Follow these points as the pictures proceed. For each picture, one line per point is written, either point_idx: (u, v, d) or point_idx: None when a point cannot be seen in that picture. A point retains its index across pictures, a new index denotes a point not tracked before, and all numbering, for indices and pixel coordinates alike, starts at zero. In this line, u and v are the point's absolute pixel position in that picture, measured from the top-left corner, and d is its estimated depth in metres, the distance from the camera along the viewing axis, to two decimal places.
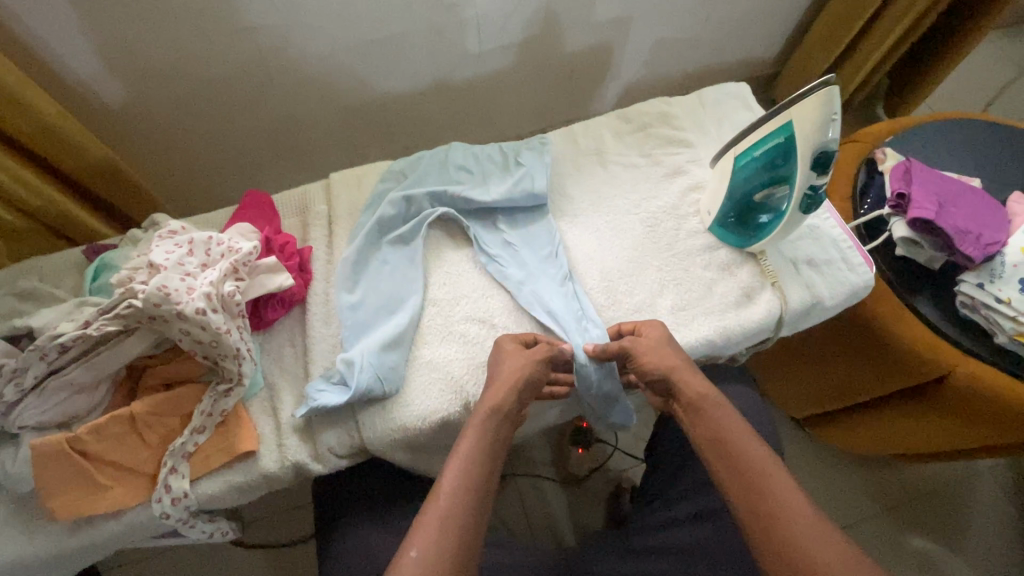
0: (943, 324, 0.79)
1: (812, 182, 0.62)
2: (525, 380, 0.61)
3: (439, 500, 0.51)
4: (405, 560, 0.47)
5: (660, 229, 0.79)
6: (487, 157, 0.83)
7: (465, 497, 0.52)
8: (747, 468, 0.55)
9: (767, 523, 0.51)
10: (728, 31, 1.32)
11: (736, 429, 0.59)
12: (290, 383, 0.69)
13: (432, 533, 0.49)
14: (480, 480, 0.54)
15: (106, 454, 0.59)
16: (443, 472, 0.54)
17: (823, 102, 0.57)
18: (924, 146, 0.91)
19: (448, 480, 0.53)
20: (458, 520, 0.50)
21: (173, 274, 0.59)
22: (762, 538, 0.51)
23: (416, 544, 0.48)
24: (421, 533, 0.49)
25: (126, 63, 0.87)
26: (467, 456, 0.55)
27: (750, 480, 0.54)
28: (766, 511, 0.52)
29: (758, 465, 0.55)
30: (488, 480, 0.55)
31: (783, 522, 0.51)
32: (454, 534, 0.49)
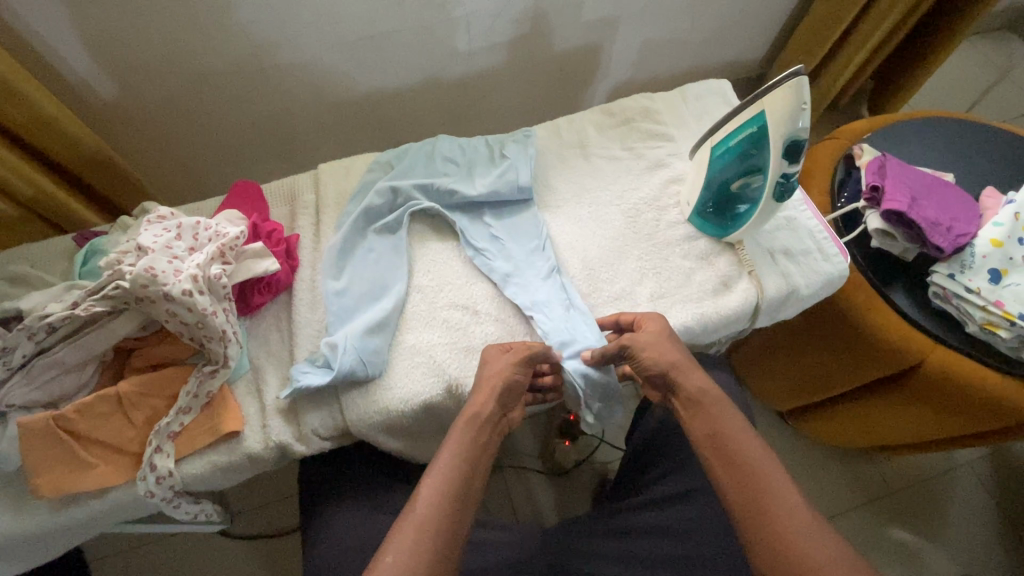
0: (916, 314, 0.81)
1: (784, 170, 0.64)
2: (504, 386, 0.62)
3: (416, 508, 0.52)
4: (380, 566, 0.48)
5: (640, 220, 0.81)
6: (474, 150, 0.85)
7: (443, 502, 0.53)
8: (741, 468, 0.56)
9: (762, 524, 0.53)
10: (715, 33, 1.35)
11: (732, 427, 0.60)
12: (275, 366, 0.70)
13: (407, 540, 0.50)
14: (461, 486, 0.55)
15: (92, 433, 0.60)
16: (423, 477, 0.55)
17: (792, 93, 0.59)
18: (900, 143, 0.94)
19: (426, 488, 0.54)
20: (436, 525, 0.51)
21: (161, 257, 0.60)
22: (755, 537, 0.53)
23: (392, 550, 0.49)
24: (398, 538, 0.50)
25: (120, 58, 0.89)
26: (448, 463, 0.56)
27: (742, 481, 0.56)
28: (760, 513, 0.53)
29: (753, 467, 0.56)
30: (468, 485, 0.55)
31: (776, 522, 0.52)
32: (429, 542, 0.50)
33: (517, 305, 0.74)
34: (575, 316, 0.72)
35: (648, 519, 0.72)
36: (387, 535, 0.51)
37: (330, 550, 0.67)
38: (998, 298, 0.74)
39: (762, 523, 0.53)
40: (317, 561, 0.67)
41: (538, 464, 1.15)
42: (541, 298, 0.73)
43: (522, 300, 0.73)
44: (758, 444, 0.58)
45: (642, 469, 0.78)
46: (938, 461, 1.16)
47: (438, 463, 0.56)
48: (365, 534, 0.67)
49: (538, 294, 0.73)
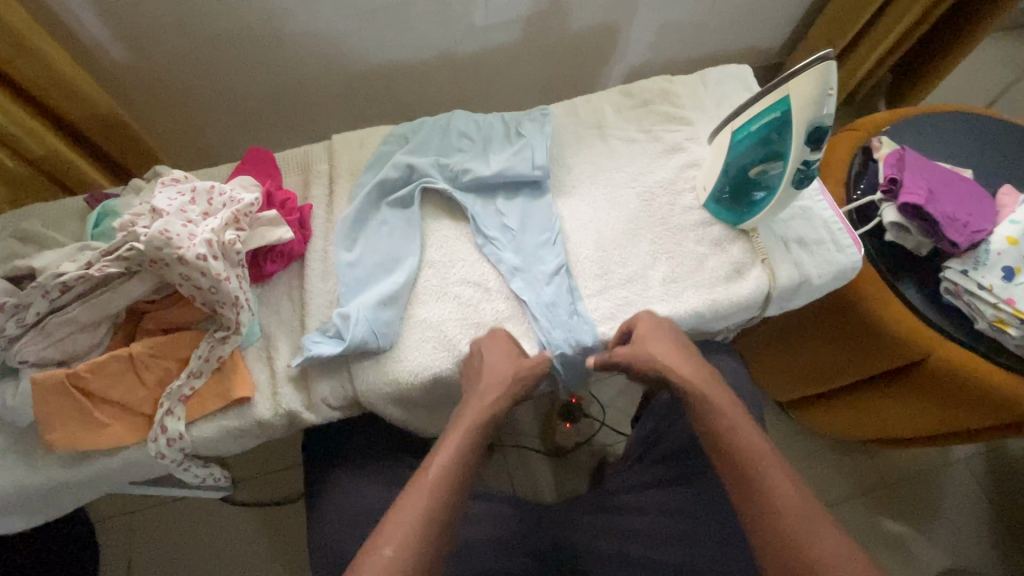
0: (927, 307, 0.81)
1: (806, 157, 0.63)
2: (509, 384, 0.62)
3: (406, 502, 0.52)
4: (378, 556, 0.49)
5: (655, 203, 0.80)
6: (489, 126, 0.84)
7: (431, 494, 0.53)
8: (743, 474, 0.56)
9: (770, 531, 0.52)
10: (735, 18, 1.33)
11: (736, 425, 0.59)
12: (286, 336, 0.70)
13: (397, 534, 0.50)
14: (459, 476, 0.55)
15: (104, 393, 0.61)
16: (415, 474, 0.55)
17: (820, 78, 0.58)
18: (918, 137, 0.93)
19: (422, 481, 0.54)
20: (427, 511, 0.51)
21: (175, 220, 0.61)
22: (763, 543, 0.52)
23: (390, 544, 0.49)
24: (395, 532, 0.50)
25: (133, 16, 0.87)
26: (448, 457, 0.56)
27: (748, 491, 0.55)
28: (765, 519, 0.53)
29: (760, 468, 0.56)
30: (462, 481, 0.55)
31: (784, 527, 0.52)
32: (419, 535, 0.50)
33: (521, 301, 0.73)
34: (576, 323, 0.72)
35: (649, 498, 0.73)
36: (378, 527, 0.51)
37: (337, 515, 0.69)
38: (1010, 295, 0.74)
39: (772, 530, 0.52)
40: (321, 526, 0.69)
41: (539, 443, 1.16)
42: (546, 299, 0.72)
43: (541, 297, 0.72)
44: (762, 444, 0.58)
45: (647, 449, 0.78)
46: (934, 457, 1.18)
47: (430, 461, 0.55)
48: (371, 502, 0.69)
49: (553, 292, 0.72)
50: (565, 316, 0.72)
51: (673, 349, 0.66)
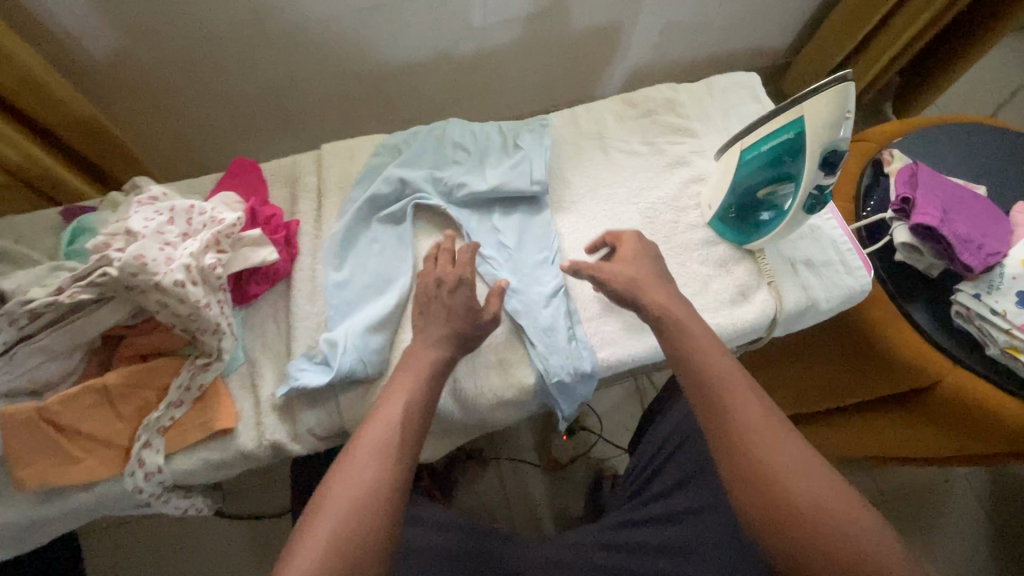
0: (936, 331, 0.78)
1: (818, 182, 0.60)
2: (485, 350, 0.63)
3: (375, 425, 0.54)
4: (358, 474, 0.50)
5: (658, 220, 0.77)
6: (486, 137, 0.80)
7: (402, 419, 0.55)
8: (711, 403, 0.55)
9: (738, 455, 0.52)
10: (742, 17, 1.28)
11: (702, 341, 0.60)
12: (272, 362, 0.67)
13: (373, 458, 0.51)
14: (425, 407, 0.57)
15: (77, 426, 0.58)
16: (381, 402, 0.57)
17: (836, 100, 0.55)
18: (929, 151, 0.90)
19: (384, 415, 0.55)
20: (399, 435, 0.53)
21: (152, 243, 0.57)
22: (732, 470, 0.52)
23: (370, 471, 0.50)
24: (366, 459, 0.51)
25: (112, 15, 0.83)
26: (413, 387, 0.58)
27: (716, 419, 0.55)
28: (734, 446, 0.53)
29: (726, 398, 0.55)
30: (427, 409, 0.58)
31: (752, 451, 0.52)
32: (393, 458, 0.52)
33: (518, 325, 0.70)
34: (575, 347, 0.69)
35: (646, 534, 0.70)
36: (347, 448, 0.53)
37: None
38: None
39: (739, 455, 0.52)
40: None
41: (535, 457, 1.14)
42: (543, 324, 0.69)
43: (541, 322, 0.70)
44: (729, 369, 0.57)
45: (646, 481, 0.74)
46: (935, 472, 1.16)
47: (397, 389, 0.58)
48: None
49: (550, 316, 0.70)
50: (564, 340, 0.69)
51: (645, 275, 0.67)
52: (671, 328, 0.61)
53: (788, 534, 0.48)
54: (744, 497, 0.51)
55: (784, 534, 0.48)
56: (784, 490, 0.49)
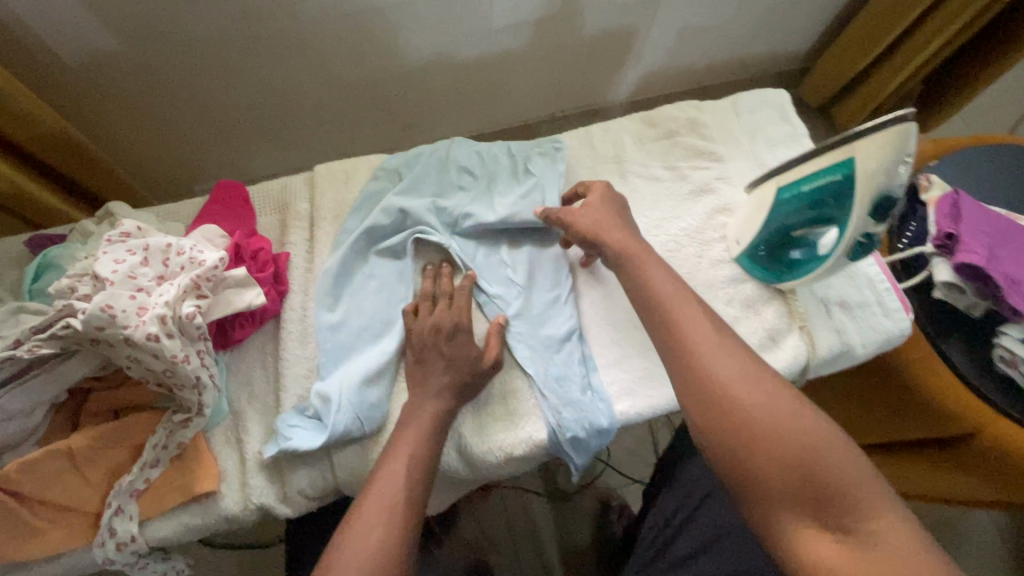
0: (975, 376, 0.73)
1: (869, 230, 0.55)
2: None
3: (378, 483, 0.50)
4: (362, 536, 0.46)
5: (680, 254, 0.71)
6: (493, 160, 0.74)
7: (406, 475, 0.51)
8: (657, 322, 0.54)
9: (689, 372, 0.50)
10: (761, 21, 1.21)
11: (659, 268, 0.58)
12: (259, 413, 0.61)
13: (378, 519, 0.48)
14: (430, 458, 0.53)
15: (39, 494, 0.52)
16: (383, 458, 0.53)
17: (896, 141, 0.50)
18: (968, 176, 0.84)
19: (391, 468, 0.52)
20: (404, 495, 0.50)
21: (122, 291, 0.51)
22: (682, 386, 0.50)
23: (378, 530, 0.47)
24: (373, 516, 0.48)
25: (85, 18, 0.76)
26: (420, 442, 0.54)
27: (663, 334, 0.53)
28: (682, 362, 0.51)
29: (674, 313, 0.54)
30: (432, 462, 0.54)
31: (700, 365, 0.50)
32: (401, 518, 0.48)
33: (527, 374, 0.64)
34: (590, 398, 0.63)
35: None
36: (350, 513, 0.49)
37: None
38: None
39: (689, 370, 0.50)
40: None
41: (539, 486, 1.09)
42: (555, 373, 0.64)
43: (551, 370, 0.64)
44: (676, 288, 0.56)
45: (663, 544, 0.67)
46: None
47: (399, 441, 0.54)
48: None
49: (561, 363, 0.64)
50: (578, 391, 0.63)
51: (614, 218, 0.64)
52: (627, 258, 0.59)
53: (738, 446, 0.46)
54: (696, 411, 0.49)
55: (732, 444, 0.46)
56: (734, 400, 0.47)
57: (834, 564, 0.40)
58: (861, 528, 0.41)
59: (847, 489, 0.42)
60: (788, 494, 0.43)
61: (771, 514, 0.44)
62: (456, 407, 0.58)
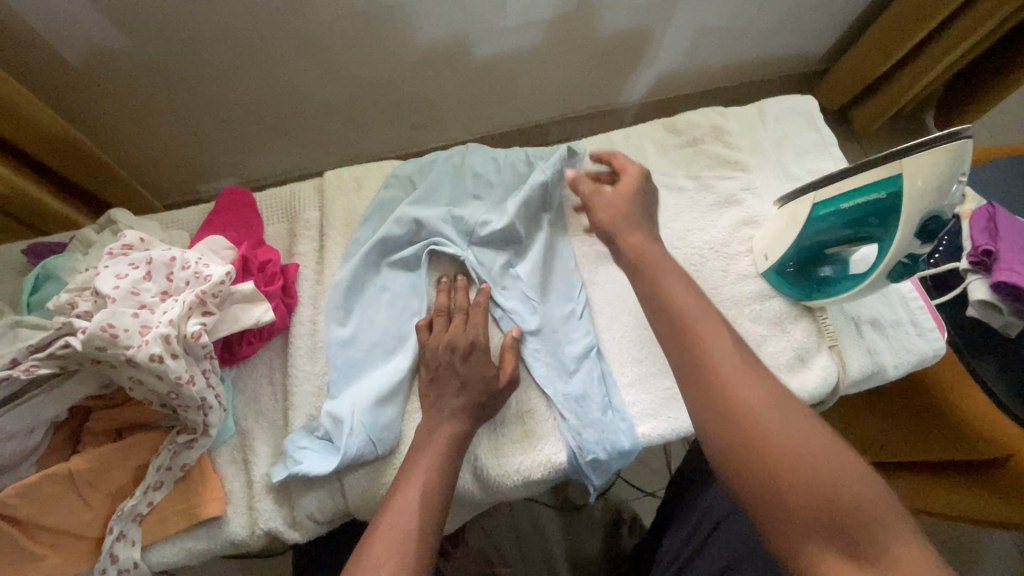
0: (1009, 396, 0.70)
1: (912, 251, 0.51)
2: None
3: (392, 513, 0.47)
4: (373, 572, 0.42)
5: (705, 269, 0.68)
6: (511, 167, 0.71)
7: (421, 504, 0.48)
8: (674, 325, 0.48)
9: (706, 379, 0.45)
10: (782, 21, 1.18)
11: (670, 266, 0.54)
12: (266, 433, 0.59)
13: (392, 552, 0.44)
14: (446, 488, 0.50)
15: (37, 519, 0.49)
16: (397, 486, 0.50)
17: (950, 160, 0.46)
18: (1002, 188, 0.81)
19: (405, 497, 0.48)
20: (420, 526, 0.46)
21: (124, 308, 0.48)
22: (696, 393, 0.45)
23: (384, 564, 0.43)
24: (382, 548, 0.44)
25: (86, 13, 0.72)
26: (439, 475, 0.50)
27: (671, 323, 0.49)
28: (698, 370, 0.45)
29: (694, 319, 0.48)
30: (449, 492, 0.50)
31: (717, 373, 0.44)
32: (416, 551, 0.45)
33: (545, 394, 0.62)
34: (610, 419, 0.61)
35: None
36: (360, 545, 0.46)
37: None
38: None
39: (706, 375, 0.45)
40: None
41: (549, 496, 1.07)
42: (574, 393, 0.61)
43: (570, 390, 0.61)
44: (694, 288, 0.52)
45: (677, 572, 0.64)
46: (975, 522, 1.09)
47: (414, 470, 0.51)
48: None
49: (581, 382, 0.62)
50: (598, 411, 0.61)
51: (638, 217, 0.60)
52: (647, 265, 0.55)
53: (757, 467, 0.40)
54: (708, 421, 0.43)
55: (751, 462, 0.40)
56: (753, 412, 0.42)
57: None
58: (893, 554, 0.35)
59: (878, 515, 0.36)
60: (811, 515, 0.37)
61: (794, 541, 0.37)
62: (473, 429, 0.55)
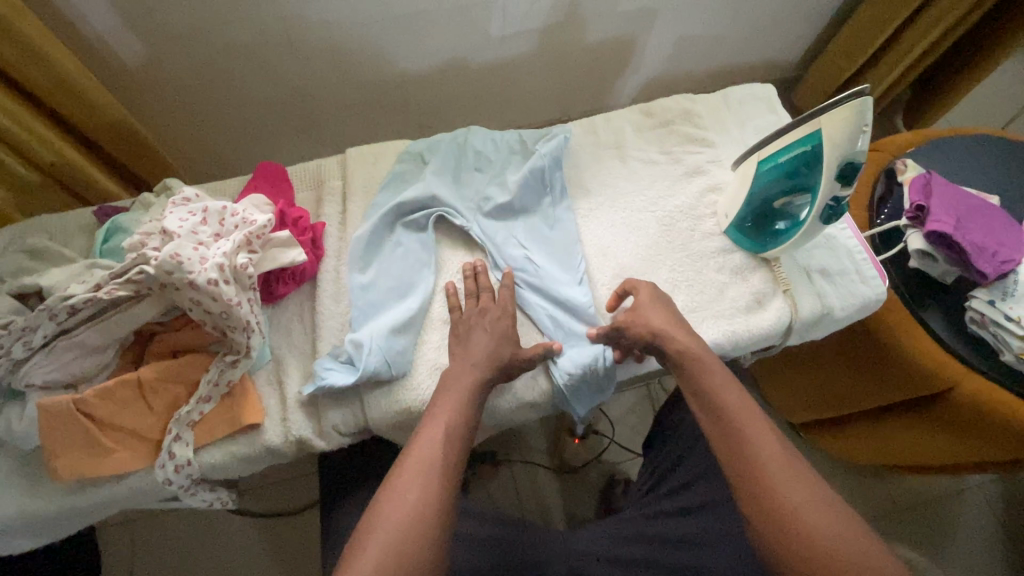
0: (950, 338, 0.80)
1: (835, 194, 0.62)
2: (506, 351, 0.64)
3: (416, 450, 0.53)
4: (400, 503, 0.49)
5: (675, 228, 0.78)
6: (507, 147, 0.83)
7: (440, 445, 0.54)
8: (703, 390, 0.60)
9: (743, 474, 0.53)
10: (755, 30, 1.30)
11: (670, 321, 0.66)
12: (297, 360, 0.69)
13: (415, 484, 0.50)
14: (463, 431, 0.56)
15: (110, 419, 0.60)
16: (422, 426, 0.56)
17: (855, 113, 0.57)
18: (943, 164, 0.91)
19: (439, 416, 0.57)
20: (439, 462, 0.52)
21: (187, 243, 0.59)
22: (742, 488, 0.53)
23: (419, 467, 0.52)
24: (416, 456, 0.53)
25: (142, 22, 0.85)
26: (460, 395, 0.59)
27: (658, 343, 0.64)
28: (741, 463, 0.54)
29: (733, 414, 0.57)
30: (467, 433, 0.57)
31: (758, 468, 0.53)
32: (435, 483, 0.51)
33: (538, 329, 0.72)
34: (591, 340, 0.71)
35: (663, 528, 0.72)
36: (392, 472, 0.52)
37: (342, 542, 0.67)
38: None
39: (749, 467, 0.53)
40: (329, 551, 0.67)
41: (546, 459, 1.15)
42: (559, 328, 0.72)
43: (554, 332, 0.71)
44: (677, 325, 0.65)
45: (660, 478, 0.78)
46: (948, 483, 1.16)
47: (436, 414, 0.57)
48: None
49: (565, 318, 0.72)
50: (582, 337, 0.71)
51: (666, 315, 0.66)
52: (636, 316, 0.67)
53: (788, 552, 0.49)
54: (751, 512, 0.52)
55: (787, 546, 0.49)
56: (787, 507, 0.50)
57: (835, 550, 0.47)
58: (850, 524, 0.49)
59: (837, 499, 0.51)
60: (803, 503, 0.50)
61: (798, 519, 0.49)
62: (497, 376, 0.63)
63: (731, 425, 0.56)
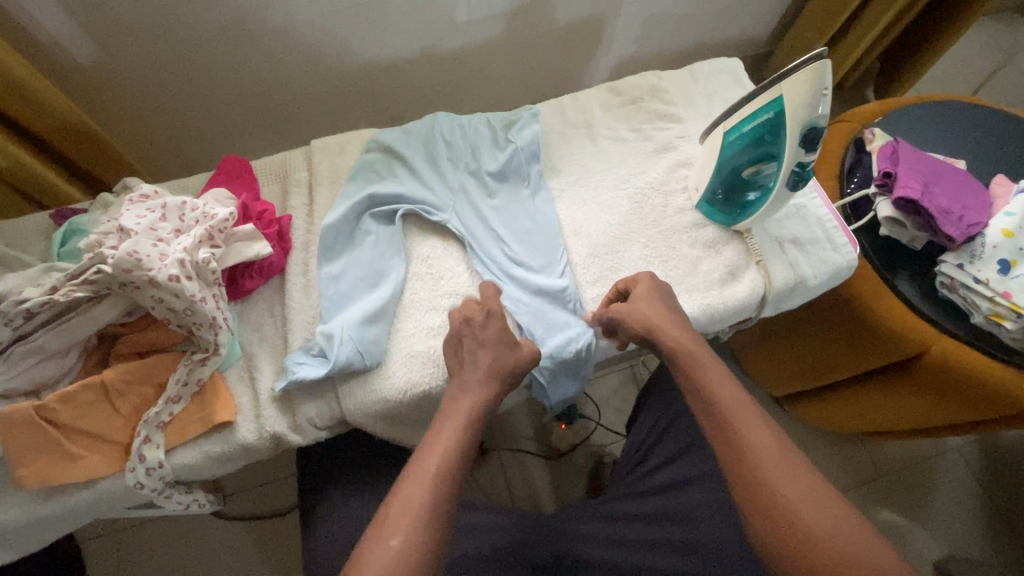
0: (920, 302, 0.81)
1: (800, 160, 0.61)
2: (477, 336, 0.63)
3: (408, 488, 0.48)
4: (385, 549, 0.45)
5: (647, 205, 0.78)
6: (475, 131, 0.82)
7: (434, 481, 0.49)
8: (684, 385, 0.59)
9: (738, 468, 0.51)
10: (722, 7, 1.29)
11: (662, 316, 0.63)
12: (268, 355, 0.68)
13: (401, 525, 0.46)
14: (463, 460, 0.52)
15: (75, 423, 0.58)
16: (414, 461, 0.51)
17: (814, 76, 0.56)
18: (908, 130, 0.92)
19: (437, 447, 0.52)
20: (435, 500, 0.48)
21: (145, 239, 0.57)
22: (748, 501, 0.50)
23: (404, 515, 0.46)
24: (404, 505, 0.47)
25: (92, 18, 0.82)
26: (461, 412, 0.55)
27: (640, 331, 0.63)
28: (742, 472, 0.51)
29: (735, 419, 0.54)
30: (465, 459, 0.52)
31: (761, 471, 0.50)
32: (427, 526, 0.46)
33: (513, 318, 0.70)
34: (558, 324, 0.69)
35: (647, 505, 0.72)
36: (380, 516, 0.47)
37: (325, 536, 0.66)
38: (1006, 289, 0.73)
39: (748, 481, 0.51)
40: (311, 546, 0.67)
41: (533, 446, 1.14)
42: (527, 311, 0.70)
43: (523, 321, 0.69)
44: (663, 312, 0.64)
45: (642, 454, 0.77)
46: (928, 446, 1.18)
47: (429, 449, 0.52)
48: (349, 524, 0.66)
49: (534, 302, 0.71)
50: (551, 319, 0.70)
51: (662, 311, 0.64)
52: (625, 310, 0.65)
53: (785, 544, 0.47)
54: (761, 528, 0.49)
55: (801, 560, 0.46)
56: (784, 499, 0.48)
57: (833, 545, 0.45)
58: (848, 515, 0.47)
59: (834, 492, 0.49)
60: (799, 495, 0.48)
61: (794, 511, 0.48)
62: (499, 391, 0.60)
63: (726, 417, 0.54)
